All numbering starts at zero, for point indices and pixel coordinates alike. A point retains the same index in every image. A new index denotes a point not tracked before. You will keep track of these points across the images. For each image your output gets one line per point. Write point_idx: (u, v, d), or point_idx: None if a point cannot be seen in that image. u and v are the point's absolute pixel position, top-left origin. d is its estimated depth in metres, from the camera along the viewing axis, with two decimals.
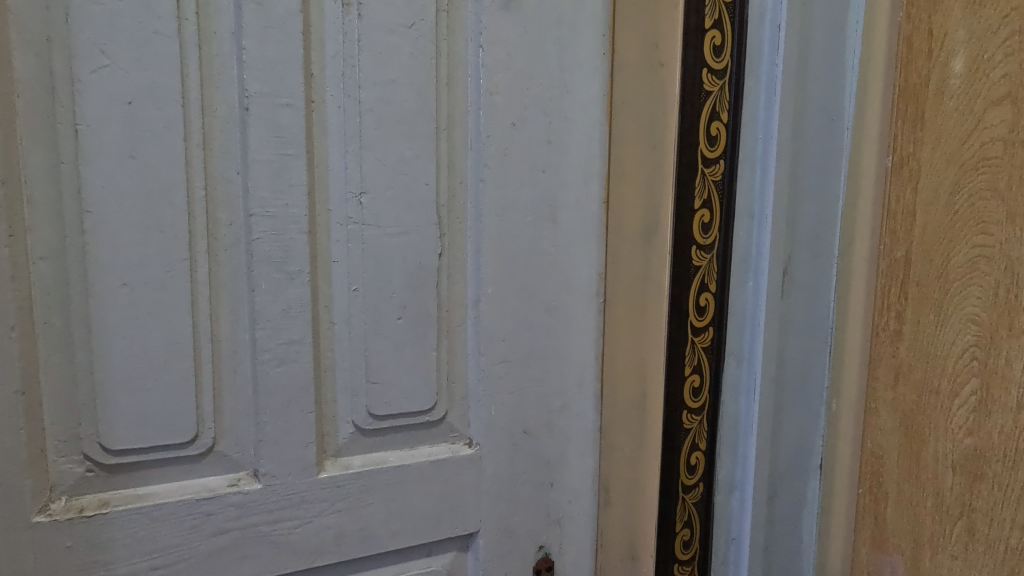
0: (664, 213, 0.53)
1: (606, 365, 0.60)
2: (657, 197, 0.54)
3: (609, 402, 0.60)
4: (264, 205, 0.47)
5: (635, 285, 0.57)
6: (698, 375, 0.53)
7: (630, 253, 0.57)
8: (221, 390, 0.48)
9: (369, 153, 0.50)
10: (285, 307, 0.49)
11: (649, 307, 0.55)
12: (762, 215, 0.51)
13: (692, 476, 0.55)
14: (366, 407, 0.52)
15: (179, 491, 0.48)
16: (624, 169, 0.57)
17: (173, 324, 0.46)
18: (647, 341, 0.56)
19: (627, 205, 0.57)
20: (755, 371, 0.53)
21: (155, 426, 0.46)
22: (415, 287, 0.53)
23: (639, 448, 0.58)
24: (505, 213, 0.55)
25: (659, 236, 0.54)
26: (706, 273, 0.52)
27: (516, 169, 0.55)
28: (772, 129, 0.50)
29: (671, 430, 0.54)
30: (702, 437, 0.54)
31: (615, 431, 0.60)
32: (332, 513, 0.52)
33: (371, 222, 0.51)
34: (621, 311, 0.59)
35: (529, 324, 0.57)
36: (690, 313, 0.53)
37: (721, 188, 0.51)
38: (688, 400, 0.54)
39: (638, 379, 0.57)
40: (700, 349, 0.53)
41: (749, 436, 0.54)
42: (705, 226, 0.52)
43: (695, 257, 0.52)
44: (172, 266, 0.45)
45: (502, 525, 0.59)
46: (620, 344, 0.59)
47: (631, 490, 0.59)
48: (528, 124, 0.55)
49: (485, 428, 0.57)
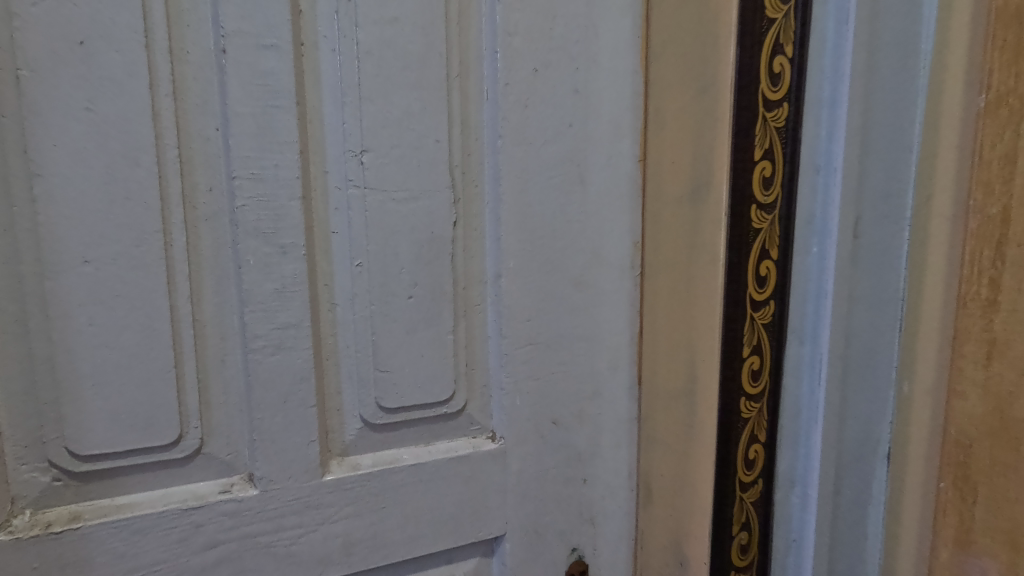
0: (719, 163, 0.45)
1: (644, 343, 0.54)
2: (709, 145, 0.45)
3: (650, 386, 0.54)
4: (248, 165, 0.40)
5: (682, 252, 0.49)
6: (758, 356, 0.47)
7: (676, 216, 0.49)
8: (208, 383, 0.42)
9: (370, 105, 0.43)
10: (279, 286, 0.42)
11: (699, 276, 0.47)
12: (832, 168, 0.45)
13: (750, 472, 0.49)
14: (376, 399, 0.46)
15: (163, 501, 0.41)
16: (667, 117, 0.49)
17: (147, 309, 0.39)
18: (699, 317, 0.48)
19: (670, 159, 0.49)
20: (822, 354, 0.47)
21: (132, 426, 0.40)
22: (427, 261, 0.46)
23: (690, 442, 0.50)
24: (526, 174, 0.48)
25: (710, 191, 0.46)
26: (767, 236, 0.45)
27: (538, 123, 0.48)
28: (841, 68, 0.44)
29: (727, 420, 0.47)
30: (762, 428, 0.48)
31: (659, 420, 0.53)
32: (341, 520, 0.46)
33: (376, 186, 0.44)
34: (665, 284, 0.51)
35: (556, 300, 0.51)
36: (750, 286, 0.45)
37: (785, 135, 0.44)
38: (747, 386, 0.47)
39: (688, 361, 0.49)
40: (760, 326, 0.46)
41: (813, 426, 0.48)
42: (766, 182, 0.44)
43: (754, 218, 0.44)
44: (143, 239, 0.39)
45: (529, 525, 0.53)
46: (663, 321, 0.51)
47: (679, 491, 0.52)
48: (551, 71, 0.48)
49: (509, 419, 0.51)
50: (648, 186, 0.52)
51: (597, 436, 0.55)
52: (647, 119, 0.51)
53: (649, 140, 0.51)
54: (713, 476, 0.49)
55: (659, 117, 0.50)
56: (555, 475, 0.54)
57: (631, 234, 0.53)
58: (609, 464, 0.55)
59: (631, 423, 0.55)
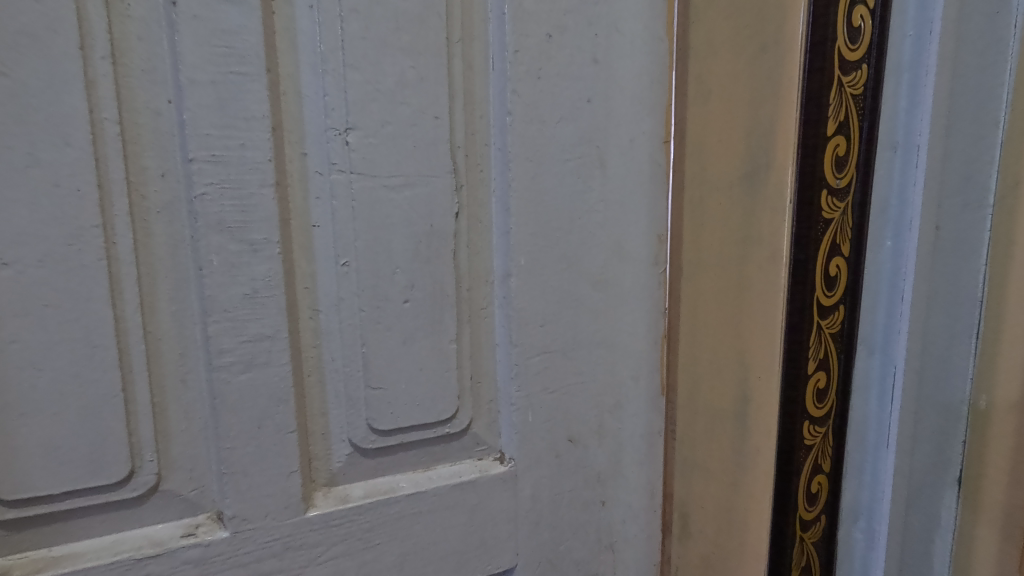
0: (783, 142, 0.37)
1: (681, 353, 0.46)
2: (770, 117, 0.37)
3: (690, 403, 0.46)
4: (208, 145, 0.33)
5: (733, 247, 0.41)
6: (824, 373, 0.41)
7: (724, 204, 0.41)
8: (165, 408, 0.35)
9: (356, 74, 0.36)
10: (249, 291, 0.35)
11: (755, 278, 0.40)
12: (913, 146, 0.40)
13: (812, 509, 0.44)
14: (367, 421, 0.39)
15: (113, 550, 0.34)
16: (711, 84, 0.41)
17: (85, 321, 0.32)
18: (753, 326, 0.41)
19: (716, 134, 0.41)
20: (895, 369, 0.43)
21: (70, 463, 0.33)
22: (426, 259, 0.39)
23: (740, 472, 0.43)
24: (539, 156, 0.42)
25: (770, 175, 0.38)
26: (839, 229, 0.39)
27: (553, 96, 0.42)
28: (926, 24, 0.38)
29: (787, 446, 0.42)
30: (826, 457, 0.43)
31: (700, 443, 0.46)
32: (328, 561, 0.39)
33: (364, 170, 0.37)
34: (708, 285, 0.43)
35: (573, 302, 0.45)
36: (819, 289, 0.39)
37: (862, 104, 0.38)
38: (812, 408, 0.42)
39: (739, 376, 0.42)
40: (827, 336, 0.41)
41: (884, 450, 0.44)
42: (839, 163, 0.38)
43: (824, 207, 0.38)
44: (78, 235, 0.31)
45: (544, 556, 0.47)
46: (707, 329, 0.44)
47: (726, 526, 0.45)
48: (568, 36, 0.41)
49: (521, 439, 0.45)
50: (686, 166, 0.44)
51: (618, 455, 0.48)
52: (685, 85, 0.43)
53: (688, 111, 0.43)
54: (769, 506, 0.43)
55: (701, 82, 0.42)
56: (572, 499, 0.47)
57: (658, 225, 0.46)
58: (630, 485, 0.49)
59: (664, 441, 0.49)
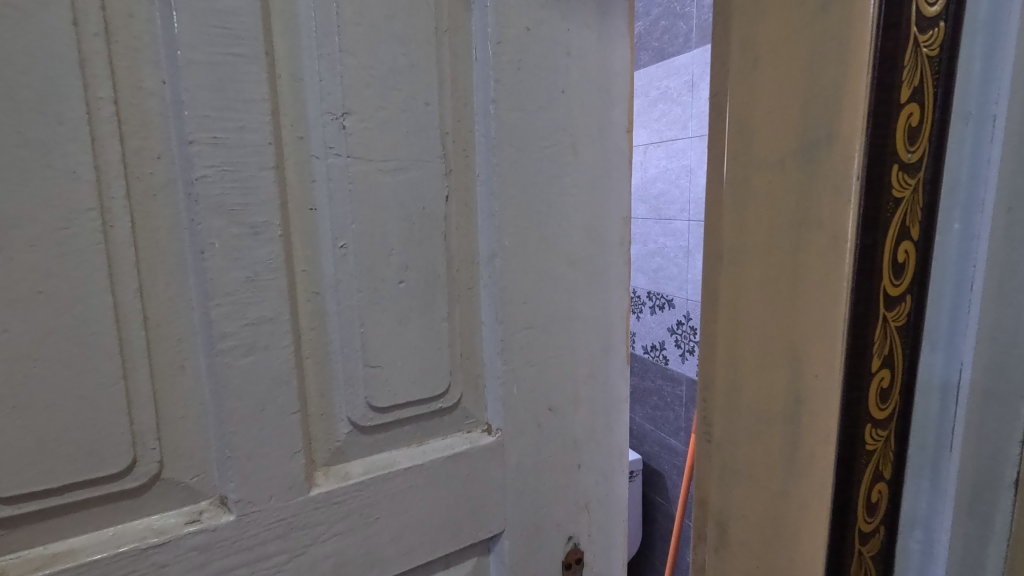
0: (851, 112, 0.21)
1: (717, 373, 0.27)
2: (829, 89, 0.21)
3: (730, 404, 0.27)
4: (208, 127, 0.33)
5: (784, 238, 0.24)
6: (889, 378, 0.23)
7: (774, 181, 0.24)
8: (165, 396, 0.34)
9: (352, 59, 0.37)
10: (250, 273, 0.35)
11: (807, 285, 0.23)
12: (988, 116, 0.22)
13: (869, 537, 0.25)
14: (366, 400, 0.41)
15: (116, 542, 0.34)
16: (763, 53, 0.23)
17: (82, 308, 0.31)
18: (807, 320, 0.23)
19: (766, 94, 0.23)
20: (964, 366, 0.23)
21: (68, 456, 0.31)
22: (419, 241, 0.41)
23: (788, 480, 0.25)
24: (521, 144, 0.44)
25: (832, 160, 0.21)
26: (908, 209, 0.22)
27: (533, 86, 0.44)
28: None
29: (848, 451, 0.23)
30: (888, 459, 0.24)
31: (739, 459, 0.27)
32: (331, 538, 0.40)
33: (361, 154, 0.38)
34: (751, 307, 0.25)
35: (552, 280, 0.48)
36: (882, 277, 0.22)
37: (938, 69, 0.21)
38: (874, 409, 0.23)
39: (786, 381, 0.24)
40: (891, 339, 0.23)
41: (943, 466, 0.24)
42: (912, 123, 0.21)
43: (894, 182, 0.21)
44: (72, 219, 0.30)
45: (529, 520, 0.50)
46: (752, 333, 0.25)
47: (768, 539, 0.26)
48: (544, 30, 0.44)
49: (507, 410, 0.47)
50: (718, 146, 0.26)
51: (591, 422, 0.53)
52: (725, 57, 0.25)
53: (729, 94, 0.25)
54: (823, 556, 0.24)
55: (748, 56, 0.24)
56: (553, 465, 0.51)
57: (622, 209, 0.51)
58: (602, 448, 0.54)
59: (701, 443, 0.29)
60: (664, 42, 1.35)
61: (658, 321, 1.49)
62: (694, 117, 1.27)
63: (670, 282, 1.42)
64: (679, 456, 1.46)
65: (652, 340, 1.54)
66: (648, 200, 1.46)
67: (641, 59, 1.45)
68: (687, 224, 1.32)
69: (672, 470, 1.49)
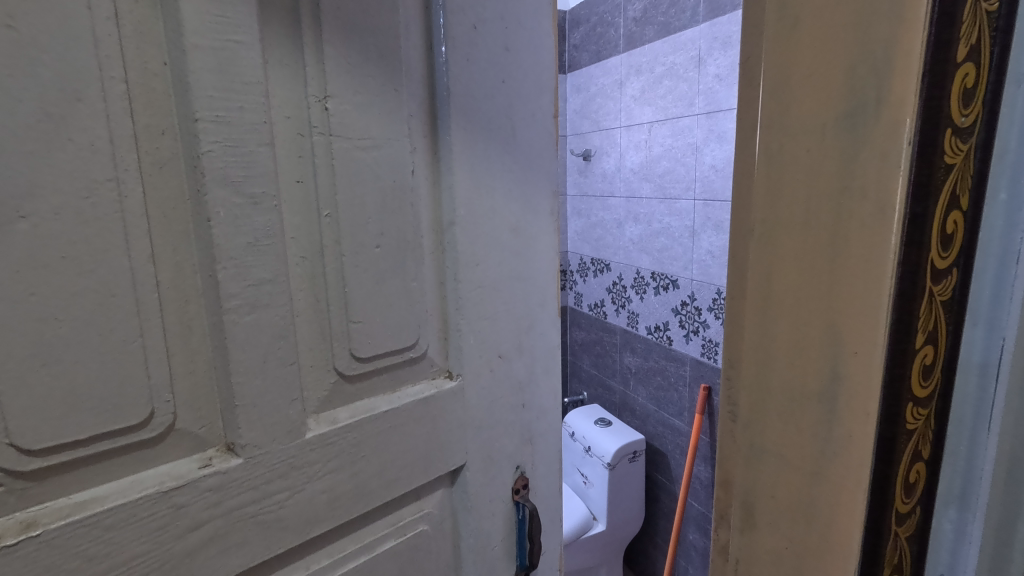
0: (902, 79, 0.22)
1: (749, 338, 0.29)
2: (875, 58, 0.23)
3: (764, 368, 0.29)
4: (212, 106, 0.36)
5: (824, 207, 0.25)
6: (932, 345, 0.25)
7: (816, 150, 0.25)
8: (176, 351, 0.37)
9: (331, 49, 0.41)
10: (251, 239, 0.39)
11: (851, 253, 0.24)
12: None
13: (908, 500, 0.27)
14: (349, 351, 0.46)
15: (137, 488, 0.37)
16: (806, 16, 0.25)
17: (104, 270, 0.34)
18: (849, 286, 0.25)
19: (813, 63, 0.25)
20: (1004, 344, 0.25)
21: (94, 409, 0.34)
22: (391, 211, 0.47)
23: (828, 438, 0.26)
24: (472, 126, 0.51)
25: (880, 127, 0.23)
26: (959, 176, 0.24)
27: (478, 77, 0.51)
28: None
29: (891, 414, 0.25)
30: (927, 440, 0.26)
31: (773, 429, 0.29)
32: (324, 475, 0.46)
33: (340, 132, 0.43)
34: (793, 273, 0.27)
35: (500, 246, 0.56)
36: (934, 246, 0.24)
37: (995, 27, 0.23)
38: (916, 386, 0.25)
39: (826, 343, 0.26)
40: (937, 305, 0.25)
41: (983, 438, 0.26)
42: (968, 91, 0.23)
43: (948, 148, 0.23)
44: (90, 189, 0.33)
45: (484, 453, 0.58)
46: (788, 301, 0.27)
47: (806, 504, 0.28)
48: (487, 29, 0.51)
49: (465, 358, 0.55)
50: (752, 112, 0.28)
51: (532, 366, 0.62)
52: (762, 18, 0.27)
53: (766, 62, 0.27)
54: (863, 513, 0.26)
55: (788, 18, 0.25)
56: (504, 405, 0.59)
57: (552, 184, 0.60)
58: (543, 389, 0.64)
59: (727, 425, 0.32)
60: (669, 16, 1.45)
61: (661, 302, 1.64)
62: (700, 94, 1.40)
63: (675, 262, 1.56)
64: (682, 437, 1.65)
65: (655, 321, 1.68)
66: (654, 178, 1.59)
67: (647, 34, 1.55)
68: (692, 204, 1.47)
69: (676, 449, 1.67)
